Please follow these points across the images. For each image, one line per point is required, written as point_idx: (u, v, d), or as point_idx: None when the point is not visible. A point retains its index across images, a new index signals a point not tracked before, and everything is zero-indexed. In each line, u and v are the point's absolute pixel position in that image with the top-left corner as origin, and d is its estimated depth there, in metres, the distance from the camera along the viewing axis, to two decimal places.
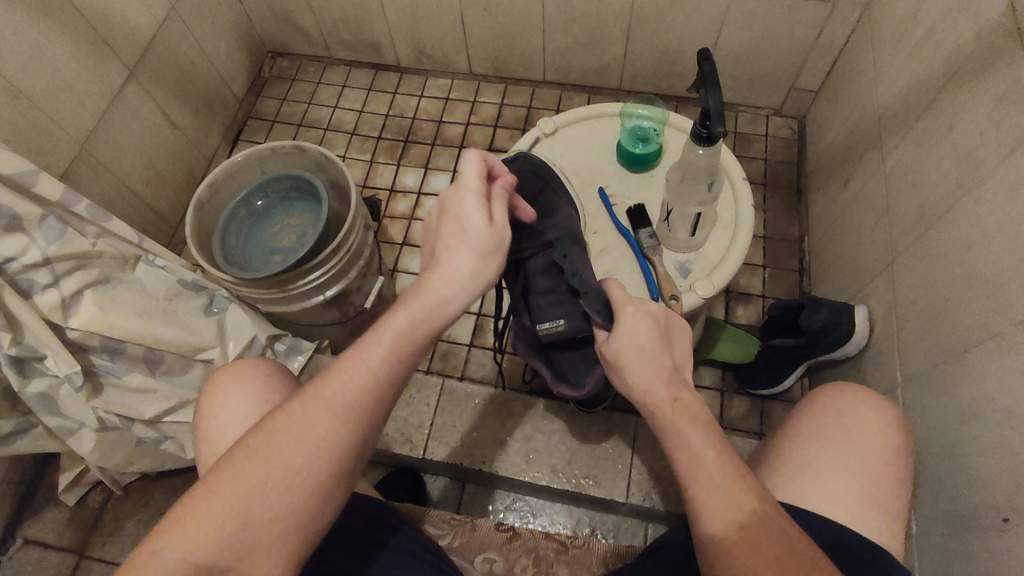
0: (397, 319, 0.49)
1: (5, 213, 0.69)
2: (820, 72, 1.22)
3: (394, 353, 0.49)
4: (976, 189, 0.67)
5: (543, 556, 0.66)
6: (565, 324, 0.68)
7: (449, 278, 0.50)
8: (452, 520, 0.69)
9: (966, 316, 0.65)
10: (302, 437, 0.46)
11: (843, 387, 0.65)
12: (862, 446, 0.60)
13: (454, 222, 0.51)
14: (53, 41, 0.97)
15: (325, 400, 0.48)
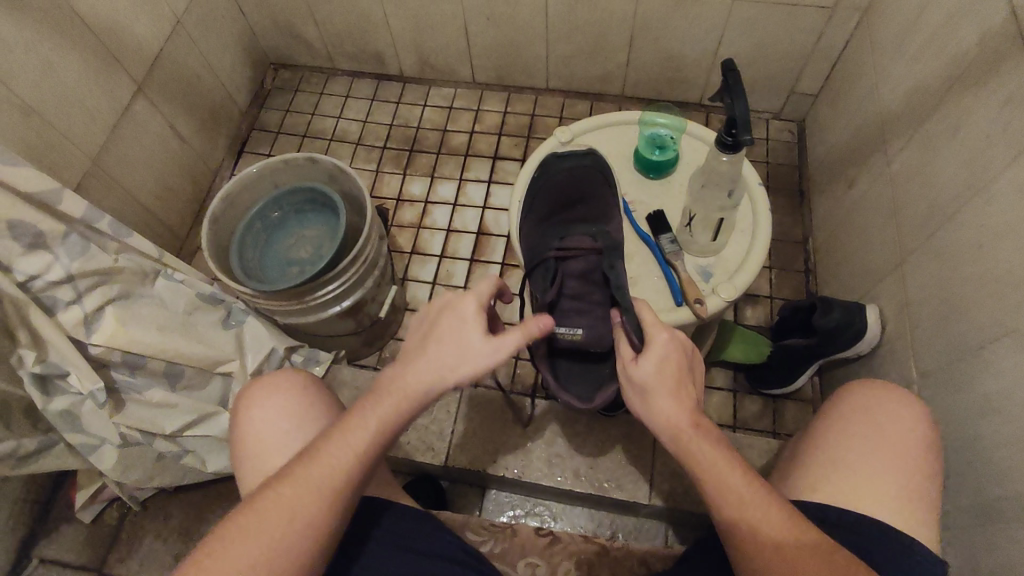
0: (384, 405, 0.53)
1: (29, 232, 0.68)
2: (819, 77, 1.25)
3: (392, 426, 0.53)
4: (986, 190, 0.69)
5: (584, 558, 0.67)
6: (583, 334, 0.69)
7: (433, 377, 0.52)
8: (491, 526, 0.68)
9: (981, 313, 0.67)
10: (312, 497, 0.51)
11: (867, 385, 0.68)
12: (886, 446, 0.63)
13: (451, 321, 0.54)
14: (65, 57, 0.97)
15: (328, 467, 0.51)
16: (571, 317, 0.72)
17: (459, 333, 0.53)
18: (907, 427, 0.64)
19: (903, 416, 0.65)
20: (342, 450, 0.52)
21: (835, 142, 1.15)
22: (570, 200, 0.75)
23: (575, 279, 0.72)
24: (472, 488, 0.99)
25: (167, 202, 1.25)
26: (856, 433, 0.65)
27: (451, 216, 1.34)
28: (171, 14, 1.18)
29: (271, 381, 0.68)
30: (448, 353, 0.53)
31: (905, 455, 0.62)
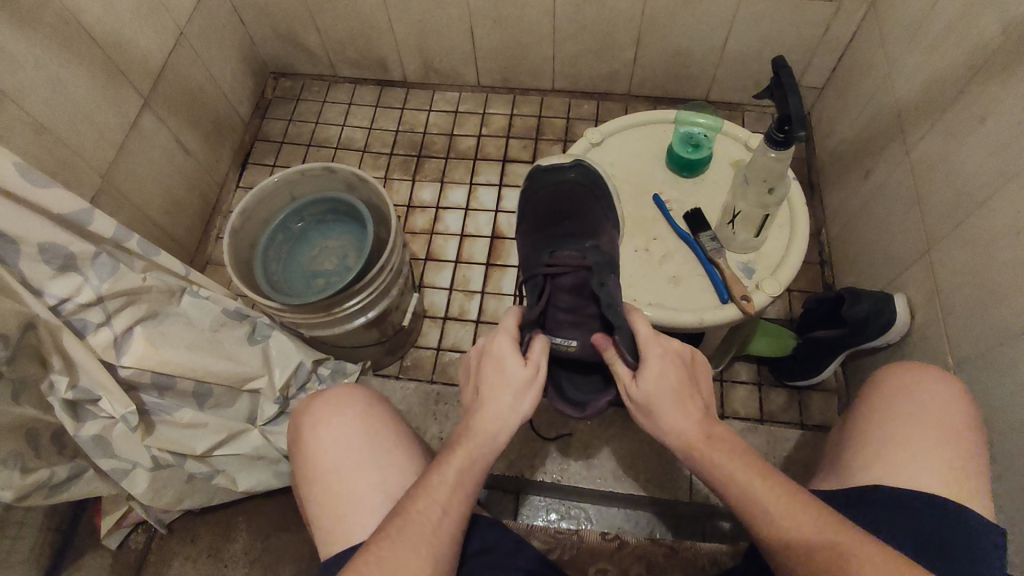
0: (458, 452, 0.54)
1: (61, 253, 0.67)
2: (826, 69, 1.26)
3: (473, 466, 0.53)
4: (1019, 177, 0.70)
5: (654, 561, 0.67)
6: (577, 346, 0.66)
7: (494, 417, 0.55)
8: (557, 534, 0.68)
9: (1022, 299, 0.68)
10: (418, 546, 0.50)
11: (902, 365, 0.68)
12: (941, 427, 0.62)
13: (494, 362, 0.57)
14: (73, 73, 0.95)
15: (421, 516, 0.51)
16: (564, 329, 0.68)
17: (503, 370, 0.56)
18: (957, 406, 0.63)
19: (952, 395, 0.64)
20: (432, 496, 0.52)
21: (846, 134, 1.16)
22: (566, 213, 0.74)
23: (566, 294, 0.69)
24: (506, 493, 0.97)
25: (176, 217, 1.22)
26: (906, 413, 0.63)
27: (464, 220, 1.33)
28: (174, 26, 1.16)
29: (334, 402, 0.66)
30: (500, 393, 0.55)
31: (958, 434, 0.61)
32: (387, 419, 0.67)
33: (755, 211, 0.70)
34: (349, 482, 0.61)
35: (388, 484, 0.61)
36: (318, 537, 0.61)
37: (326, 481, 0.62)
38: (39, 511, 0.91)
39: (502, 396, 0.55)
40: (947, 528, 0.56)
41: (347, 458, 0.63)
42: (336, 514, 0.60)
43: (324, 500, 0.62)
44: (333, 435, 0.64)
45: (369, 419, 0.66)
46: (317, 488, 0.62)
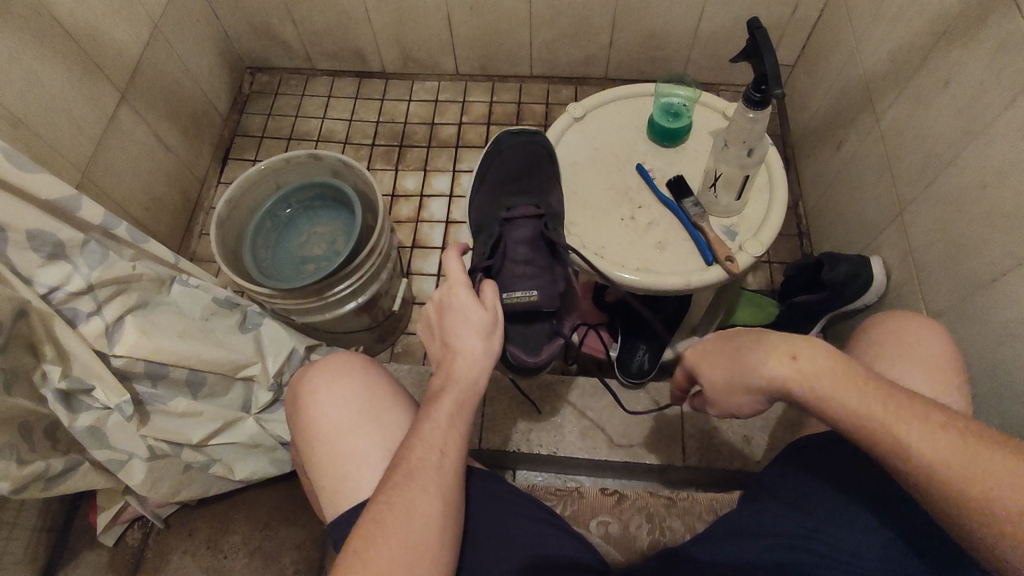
0: (445, 399, 0.56)
1: (49, 241, 0.66)
2: (796, 47, 1.29)
3: (461, 407, 0.56)
4: (985, 134, 0.73)
5: (655, 512, 0.68)
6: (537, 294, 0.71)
7: (469, 361, 0.57)
8: (559, 491, 0.70)
9: (990, 248, 0.71)
10: (429, 487, 0.52)
11: (887, 314, 0.71)
12: (918, 365, 0.64)
13: (457, 315, 0.59)
14: (49, 67, 0.94)
15: (424, 462, 0.53)
16: (521, 281, 0.74)
17: (469, 320, 0.58)
18: (936, 345, 0.65)
19: (929, 334, 0.66)
20: (429, 436, 0.54)
21: (818, 108, 1.19)
22: (520, 171, 0.82)
23: (523, 246, 0.75)
24: (503, 469, 1.00)
25: (157, 213, 1.21)
26: (887, 356, 0.66)
27: (449, 207, 1.33)
28: (148, 20, 1.15)
29: (329, 370, 0.67)
30: (470, 342, 0.58)
31: (937, 371, 0.63)
32: (379, 380, 0.68)
33: (736, 174, 0.73)
34: (352, 442, 0.63)
35: (391, 442, 0.63)
36: (324, 497, 0.62)
37: (329, 443, 0.63)
38: (32, 509, 0.90)
39: (473, 342, 0.57)
40: None
41: (348, 419, 0.64)
42: (342, 475, 0.61)
43: (328, 462, 0.63)
44: (334, 398, 0.65)
45: (367, 381, 0.67)
46: (321, 450, 0.64)
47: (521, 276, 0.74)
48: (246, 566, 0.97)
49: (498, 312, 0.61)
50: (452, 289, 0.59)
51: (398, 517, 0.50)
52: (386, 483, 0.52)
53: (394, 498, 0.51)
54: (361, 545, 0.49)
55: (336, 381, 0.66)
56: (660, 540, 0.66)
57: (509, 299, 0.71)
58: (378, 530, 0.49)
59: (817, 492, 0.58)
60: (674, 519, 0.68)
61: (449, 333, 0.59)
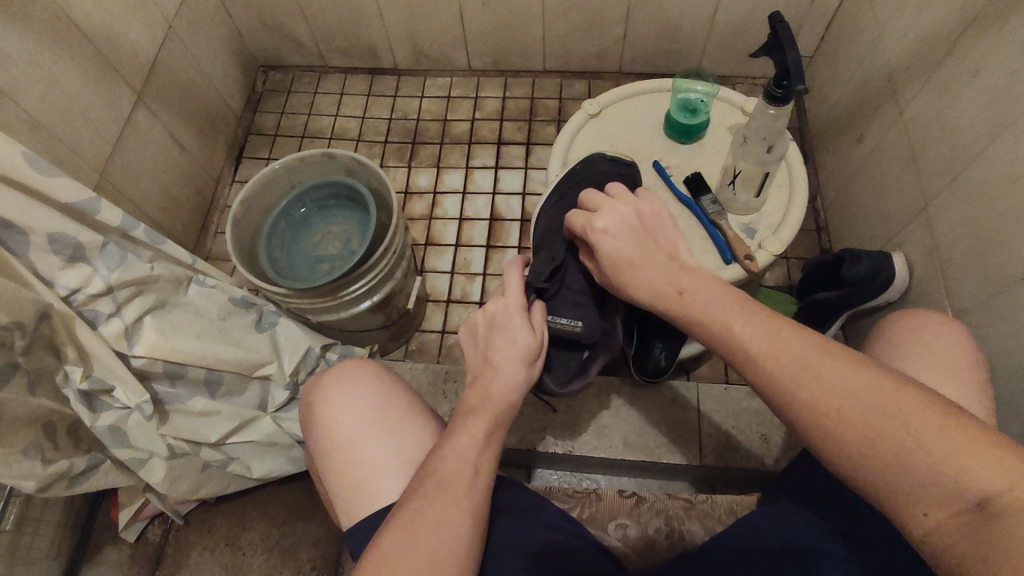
0: (481, 415, 0.56)
1: (69, 244, 0.67)
2: (815, 38, 1.26)
3: (496, 428, 0.56)
4: (1014, 127, 0.71)
5: (673, 514, 0.67)
6: (582, 325, 0.72)
7: (509, 380, 0.58)
8: (576, 493, 0.70)
9: (1018, 245, 0.70)
10: (457, 502, 0.52)
11: (910, 312, 0.69)
12: (943, 364, 0.62)
13: (505, 333, 0.59)
14: (66, 69, 0.94)
15: (454, 476, 0.53)
16: (568, 307, 0.73)
17: (515, 341, 0.59)
18: (958, 344, 0.64)
19: (953, 333, 0.65)
20: (462, 452, 0.54)
21: (837, 100, 1.17)
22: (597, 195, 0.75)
23: (582, 276, 0.73)
24: (518, 468, 1.00)
25: (174, 212, 1.22)
26: (910, 355, 0.65)
27: (462, 204, 1.33)
28: (162, 20, 1.15)
29: (347, 376, 0.67)
30: (513, 362, 0.58)
31: (961, 370, 0.62)
32: (396, 388, 0.69)
33: (756, 171, 0.72)
34: (366, 450, 0.63)
35: (406, 451, 0.63)
36: (340, 504, 0.63)
37: (344, 450, 0.64)
38: (56, 506, 0.92)
39: (516, 362, 0.58)
40: None
41: (362, 427, 0.64)
42: (357, 482, 0.62)
43: (343, 470, 0.63)
44: (348, 405, 0.65)
45: (382, 389, 0.67)
46: (336, 457, 0.64)
47: (572, 304, 0.73)
48: (265, 563, 0.98)
49: (544, 339, 0.62)
50: (504, 307, 0.61)
51: (427, 527, 0.50)
52: (414, 493, 0.52)
53: (421, 508, 0.51)
54: (387, 554, 0.49)
55: (354, 387, 0.67)
56: (678, 543, 0.65)
57: (553, 324, 0.72)
58: (406, 540, 0.49)
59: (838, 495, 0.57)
60: (693, 521, 0.67)
61: (492, 349, 0.59)
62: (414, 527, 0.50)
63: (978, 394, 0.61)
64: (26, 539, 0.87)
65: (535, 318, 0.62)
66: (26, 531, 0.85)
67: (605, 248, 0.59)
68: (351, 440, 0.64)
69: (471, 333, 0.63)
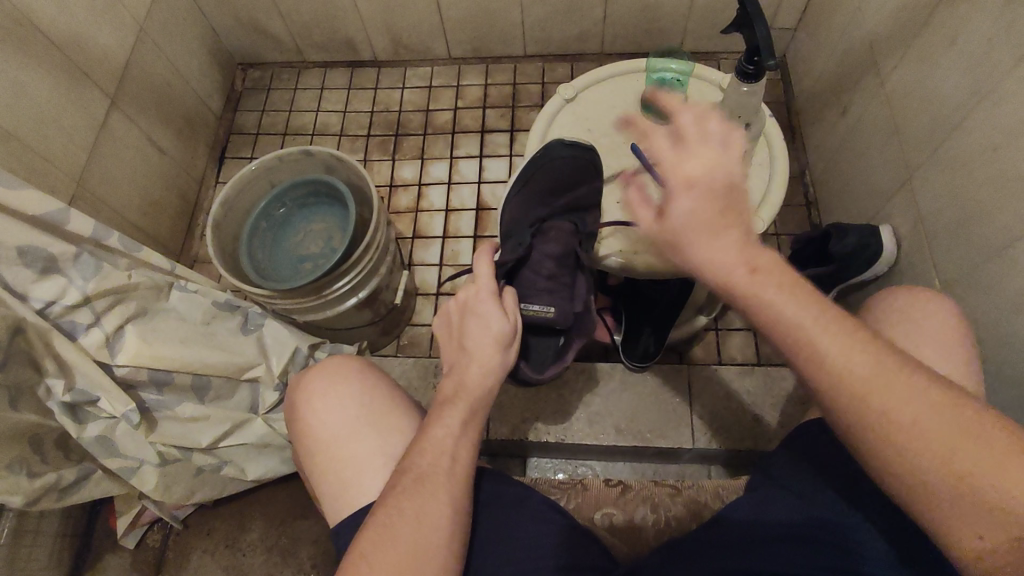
0: (457, 404, 0.56)
1: (41, 256, 0.66)
2: (797, 10, 1.24)
3: (472, 417, 0.56)
4: (996, 92, 0.70)
5: (660, 501, 0.67)
6: (555, 309, 0.72)
7: (484, 369, 0.57)
8: (562, 484, 0.69)
9: (1002, 215, 0.68)
10: (435, 494, 0.52)
11: (893, 287, 0.68)
12: (926, 340, 0.62)
13: (478, 321, 0.60)
14: (34, 77, 0.93)
15: (432, 468, 0.53)
16: (539, 294, 0.73)
17: (489, 328, 0.59)
18: (940, 317, 0.64)
19: (937, 308, 0.64)
20: (439, 442, 0.54)
21: (822, 73, 1.15)
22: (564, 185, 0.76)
23: (551, 261, 0.73)
24: (512, 458, 0.99)
25: (156, 217, 1.21)
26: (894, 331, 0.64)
27: (448, 195, 1.32)
28: (132, 22, 1.13)
29: (324, 376, 0.67)
30: (488, 350, 0.58)
31: (945, 345, 0.61)
32: (377, 383, 0.68)
33: None
34: (350, 448, 0.63)
35: (387, 449, 0.63)
36: (324, 504, 0.63)
37: (327, 450, 0.63)
38: (54, 516, 0.92)
39: (490, 348, 0.58)
40: None
41: (346, 426, 0.64)
42: (342, 481, 0.62)
43: (328, 469, 0.63)
44: (326, 405, 0.65)
45: (364, 386, 0.67)
46: (319, 459, 0.64)
47: (542, 290, 0.73)
48: (265, 563, 0.98)
49: (516, 325, 0.62)
50: (477, 296, 0.61)
51: (406, 520, 0.50)
52: (393, 488, 0.52)
53: (399, 500, 0.51)
54: (369, 548, 0.49)
55: (332, 386, 0.66)
56: (665, 532, 0.65)
57: (526, 311, 0.72)
58: (386, 537, 0.49)
59: (826, 477, 0.57)
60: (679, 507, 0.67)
61: (465, 340, 0.59)
62: (393, 522, 0.50)
63: (964, 368, 0.60)
64: (26, 550, 0.87)
65: (508, 307, 0.62)
66: (25, 542, 0.86)
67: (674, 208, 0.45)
68: (331, 438, 0.64)
69: (446, 325, 0.63)
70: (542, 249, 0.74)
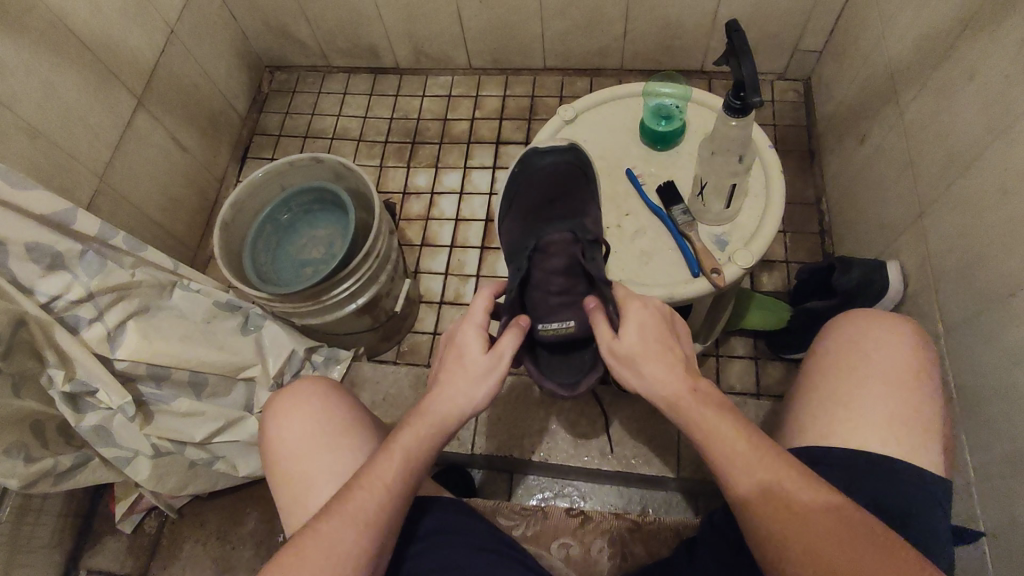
0: (410, 431, 0.56)
1: (48, 253, 0.70)
2: (823, 32, 1.20)
3: (422, 446, 0.56)
4: (1009, 133, 0.67)
5: (618, 536, 0.66)
6: (575, 324, 0.65)
7: (449, 400, 0.56)
8: (523, 510, 0.69)
9: (1008, 261, 0.66)
10: (356, 522, 0.52)
11: (852, 317, 0.70)
12: (883, 381, 0.63)
13: (456, 350, 0.59)
14: (64, 77, 0.98)
15: (365, 496, 0.53)
16: (561, 311, 0.67)
17: (462, 357, 0.58)
18: (898, 353, 0.65)
19: (899, 345, 0.65)
20: (381, 473, 0.54)
21: (844, 99, 1.12)
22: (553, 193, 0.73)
23: (559, 276, 0.67)
24: (500, 474, 1.00)
25: (177, 213, 1.26)
26: (847, 368, 0.65)
27: (459, 205, 1.33)
28: (163, 25, 1.18)
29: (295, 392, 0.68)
30: (456, 381, 0.57)
31: (897, 383, 0.63)
32: (342, 402, 0.69)
33: (725, 181, 0.68)
34: (308, 465, 0.64)
35: (341, 470, 0.64)
36: (281, 516, 0.65)
37: (286, 469, 0.65)
38: (57, 497, 0.96)
39: (460, 382, 0.57)
40: (892, 486, 0.57)
41: (303, 445, 0.65)
42: (299, 497, 0.63)
43: (287, 485, 0.64)
44: (291, 422, 0.66)
45: (329, 404, 0.68)
46: (280, 473, 0.65)
47: (557, 305, 0.67)
48: (252, 558, 1.00)
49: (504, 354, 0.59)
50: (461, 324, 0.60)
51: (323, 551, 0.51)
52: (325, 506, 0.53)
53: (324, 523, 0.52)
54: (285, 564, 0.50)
55: (296, 406, 0.67)
56: (624, 566, 0.65)
57: (549, 330, 0.66)
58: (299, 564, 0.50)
59: None
60: (637, 543, 0.66)
61: (443, 367, 0.59)
62: (312, 545, 0.51)
63: (919, 411, 0.61)
64: (27, 528, 0.91)
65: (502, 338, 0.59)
66: (27, 521, 0.90)
67: (629, 342, 0.55)
68: (291, 453, 0.65)
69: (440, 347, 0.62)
70: (544, 267, 0.68)
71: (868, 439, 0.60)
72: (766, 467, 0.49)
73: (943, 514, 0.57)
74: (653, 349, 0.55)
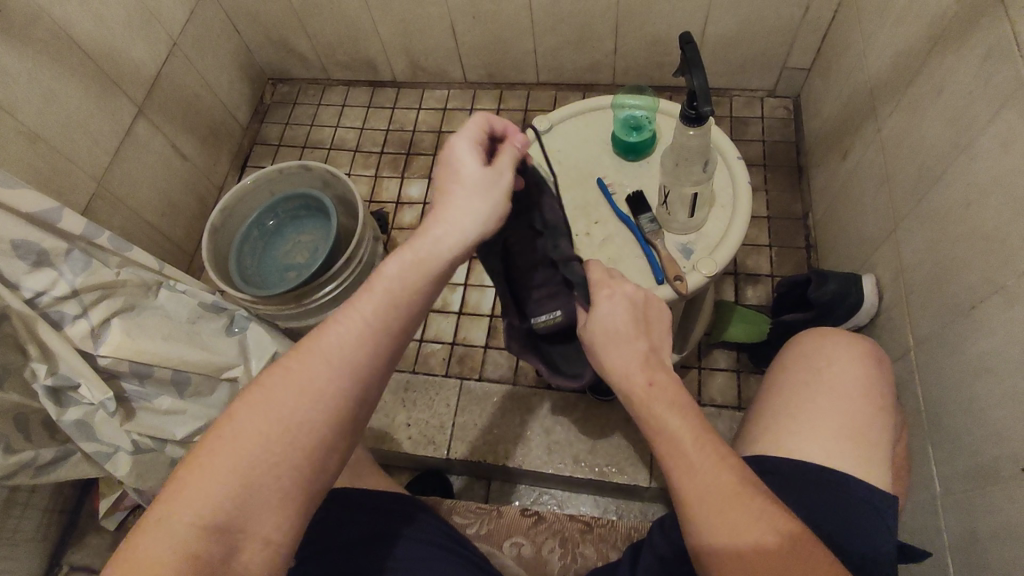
0: (383, 289, 0.51)
1: (34, 250, 0.74)
2: (810, 50, 1.22)
3: (392, 316, 0.51)
4: (972, 149, 0.67)
5: (568, 537, 0.69)
6: (561, 314, 0.69)
7: (438, 244, 0.52)
8: (477, 510, 0.72)
9: (971, 272, 0.66)
10: (300, 399, 0.48)
11: (811, 333, 0.71)
12: (831, 392, 0.64)
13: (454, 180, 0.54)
14: (67, 85, 1.02)
15: (316, 372, 0.49)
16: (546, 303, 0.71)
17: (462, 197, 0.53)
18: (848, 363, 0.66)
19: (851, 357, 0.66)
20: (311, 376, 0.48)
21: (829, 114, 1.13)
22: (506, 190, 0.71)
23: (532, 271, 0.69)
24: (478, 480, 1.00)
25: (175, 218, 1.29)
26: (797, 381, 0.67)
27: None
28: (166, 37, 1.22)
29: None
30: (459, 219, 0.53)
31: (844, 392, 0.64)
32: None
33: (687, 189, 0.70)
34: None
35: None
36: None
37: None
38: (44, 492, 0.98)
39: (436, 247, 0.52)
40: (844, 494, 0.58)
41: None
42: None
43: None
44: None
45: None
46: None
47: (541, 299, 0.71)
48: None
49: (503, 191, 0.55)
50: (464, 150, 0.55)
51: (234, 459, 0.46)
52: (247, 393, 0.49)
53: (242, 434, 0.47)
54: (191, 468, 0.46)
55: None
56: (571, 566, 0.66)
57: (537, 324, 0.71)
58: (235, 437, 0.47)
59: None
60: (589, 545, 0.69)
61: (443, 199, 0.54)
62: (247, 420, 0.47)
63: (870, 421, 0.62)
64: (11, 522, 0.92)
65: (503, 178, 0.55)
66: (12, 514, 0.91)
67: (599, 324, 0.56)
68: None
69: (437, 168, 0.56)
70: (517, 263, 0.68)
71: (823, 447, 0.61)
72: (715, 470, 0.49)
73: (888, 524, 0.57)
74: (626, 328, 0.55)
